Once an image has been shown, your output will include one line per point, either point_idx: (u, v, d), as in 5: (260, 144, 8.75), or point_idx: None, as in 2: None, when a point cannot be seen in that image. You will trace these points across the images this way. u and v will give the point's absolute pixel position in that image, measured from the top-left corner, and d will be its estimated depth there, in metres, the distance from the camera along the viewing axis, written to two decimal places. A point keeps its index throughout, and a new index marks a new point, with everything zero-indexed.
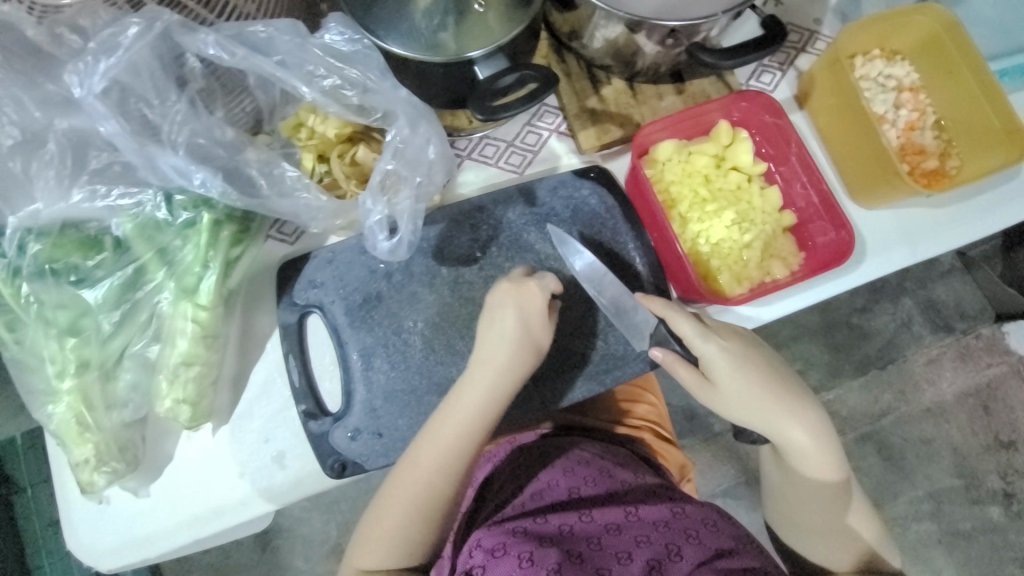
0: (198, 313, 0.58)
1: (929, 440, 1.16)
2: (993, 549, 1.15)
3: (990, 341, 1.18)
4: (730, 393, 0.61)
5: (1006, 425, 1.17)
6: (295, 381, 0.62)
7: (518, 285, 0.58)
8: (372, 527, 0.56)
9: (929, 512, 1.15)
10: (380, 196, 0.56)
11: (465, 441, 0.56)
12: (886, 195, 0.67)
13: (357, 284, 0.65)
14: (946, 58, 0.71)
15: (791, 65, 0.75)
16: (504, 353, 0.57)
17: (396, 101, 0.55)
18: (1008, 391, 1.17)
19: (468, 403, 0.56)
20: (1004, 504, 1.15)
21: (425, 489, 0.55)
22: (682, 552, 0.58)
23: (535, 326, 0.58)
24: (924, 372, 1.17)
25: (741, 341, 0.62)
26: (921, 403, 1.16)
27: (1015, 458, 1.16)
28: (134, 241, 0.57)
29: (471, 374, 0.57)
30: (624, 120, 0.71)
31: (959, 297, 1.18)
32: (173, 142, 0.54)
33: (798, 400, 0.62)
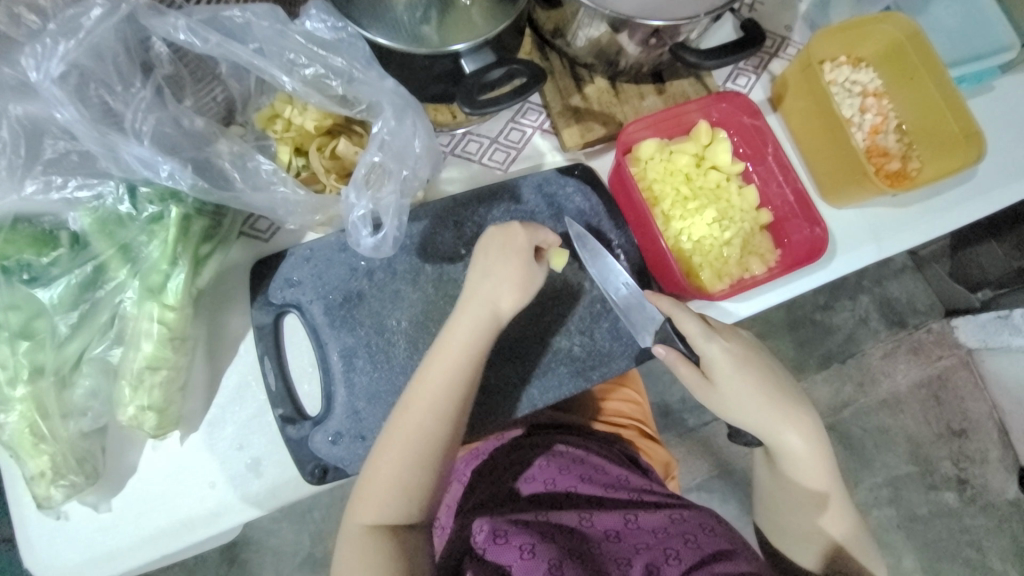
0: (165, 313, 0.54)
1: (886, 430, 1.22)
2: (947, 532, 1.22)
3: (939, 335, 1.24)
4: (730, 393, 0.61)
5: (956, 414, 1.24)
6: (271, 384, 0.60)
7: (503, 227, 0.58)
8: (371, 480, 0.54)
9: (889, 498, 1.21)
10: (364, 189, 0.54)
11: (454, 381, 0.55)
12: (855, 195, 0.70)
13: (337, 282, 0.63)
14: (907, 65, 0.75)
15: (765, 69, 0.77)
16: (494, 291, 0.57)
17: (381, 93, 0.53)
18: (958, 382, 1.24)
19: (458, 341, 0.56)
20: (956, 489, 1.23)
21: (421, 430, 0.54)
22: (679, 557, 0.59)
23: (521, 259, 0.58)
24: (881, 365, 1.23)
25: (744, 345, 0.63)
26: (878, 395, 1.22)
27: (965, 445, 1.24)
28: (94, 236, 0.53)
29: (459, 314, 0.57)
30: (608, 118, 0.71)
31: (912, 294, 1.25)
32: (136, 131, 0.51)
33: (795, 405, 0.63)
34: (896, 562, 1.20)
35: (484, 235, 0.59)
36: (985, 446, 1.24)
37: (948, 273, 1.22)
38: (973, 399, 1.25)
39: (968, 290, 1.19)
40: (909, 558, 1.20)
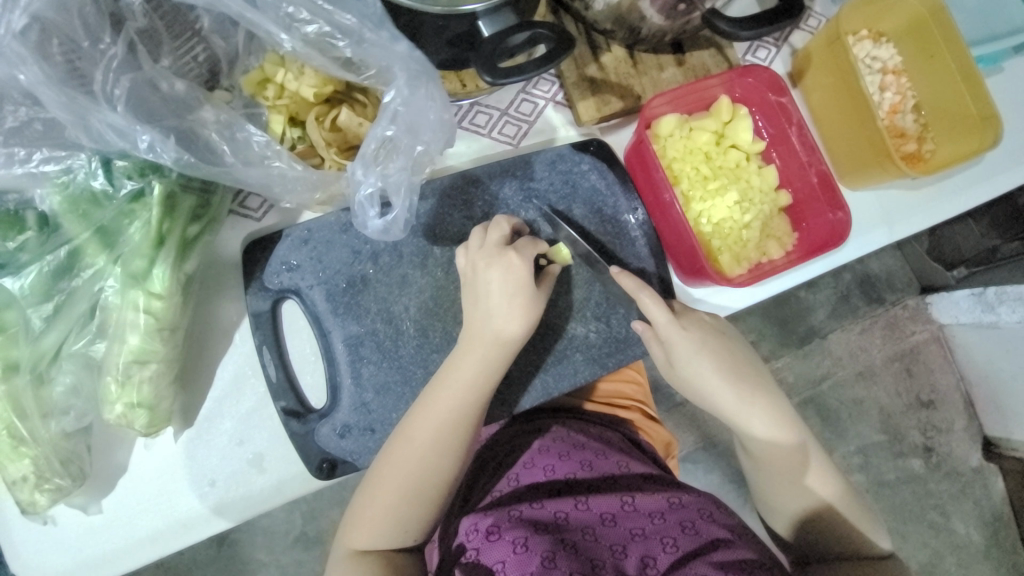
0: (150, 302, 0.49)
1: (860, 402, 1.27)
2: (913, 496, 1.29)
3: (914, 311, 1.28)
4: (691, 376, 0.60)
5: (926, 386, 1.29)
6: (272, 376, 0.56)
7: (500, 257, 0.55)
8: (367, 506, 0.54)
9: (859, 465, 1.26)
10: (372, 165, 0.49)
11: (462, 411, 0.54)
12: (876, 178, 0.68)
13: (339, 267, 0.58)
14: (931, 42, 0.72)
15: (786, 42, 0.74)
16: (494, 324, 0.55)
17: (392, 58, 0.48)
18: (929, 356, 1.29)
19: (463, 379, 0.54)
20: (923, 457, 1.29)
21: (423, 461, 0.53)
22: (676, 544, 0.56)
23: (522, 298, 0.55)
24: (858, 341, 1.26)
25: (705, 327, 0.61)
26: (854, 368, 1.26)
27: (933, 415, 1.30)
28: (65, 217, 0.47)
29: (464, 351, 0.55)
30: (624, 91, 0.67)
31: (891, 271, 1.27)
32: (108, 95, 0.45)
33: (755, 382, 0.61)
34: None
35: (474, 262, 0.56)
36: (952, 416, 1.30)
37: (926, 251, 1.24)
38: (943, 372, 1.30)
39: (945, 268, 1.22)
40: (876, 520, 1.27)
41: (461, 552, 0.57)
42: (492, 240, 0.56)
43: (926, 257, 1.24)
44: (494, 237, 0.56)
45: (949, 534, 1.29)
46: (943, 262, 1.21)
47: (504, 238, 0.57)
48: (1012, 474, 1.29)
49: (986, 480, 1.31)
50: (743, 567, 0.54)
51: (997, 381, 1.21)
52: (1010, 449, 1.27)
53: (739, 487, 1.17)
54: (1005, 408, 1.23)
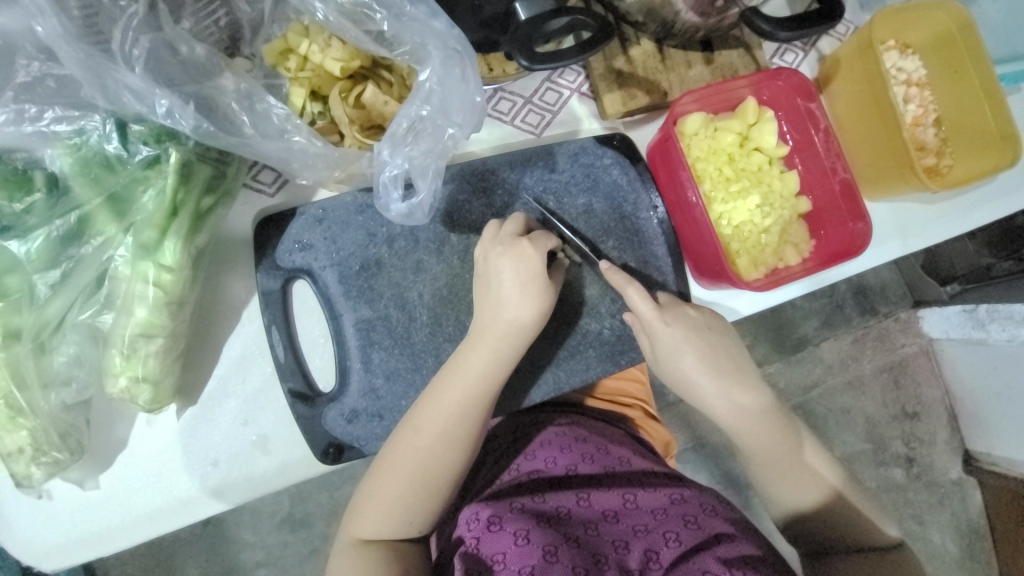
0: (160, 275, 0.47)
1: (847, 410, 1.28)
2: (892, 505, 1.31)
3: (905, 323, 1.30)
4: (672, 368, 0.60)
5: (912, 398, 1.31)
6: (280, 357, 0.54)
7: (512, 245, 0.54)
8: (372, 495, 0.53)
9: None
10: (400, 146, 0.48)
11: (469, 402, 0.53)
12: (896, 190, 0.68)
13: (353, 249, 0.57)
14: (957, 56, 0.73)
15: (813, 47, 0.73)
16: (507, 315, 0.54)
17: (427, 36, 0.46)
18: (917, 368, 1.31)
19: (472, 370, 0.53)
20: (905, 467, 1.31)
21: (429, 453, 0.52)
22: (680, 538, 0.56)
23: (536, 288, 0.54)
24: (851, 351, 1.28)
25: (690, 320, 0.60)
26: (845, 377, 1.28)
27: (917, 427, 1.32)
28: (74, 180, 0.45)
29: (472, 341, 0.54)
30: (652, 86, 0.66)
31: (886, 283, 1.29)
32: (126, 55, 0.42)
33: (740, 373, 0.61)
34: None
35: (487, 251, 0.55)
36: (935, 429, 1.33)
37: (922, 265, 1.25)
38: (930, 385, 1.32)
39: (939, 282, 1.22)
40: None
41: (461, 543, 0.56)
42: (504, 231, 0.56)
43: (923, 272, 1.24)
44: (505, 227, 0.56)
45: (925, 543, 1.32)
46: (939, 278, 1.22)
47: (519, 229, 0.56)
48: (989, 488, 1.32)
49: (963, 493, 1.34)
50: (745, 562, 0.54)
51: (981, 397, 1.24)
52: (990, 464, 1.29)
53: (725, 488, 1.18)
54: (986, 423, 1.26)
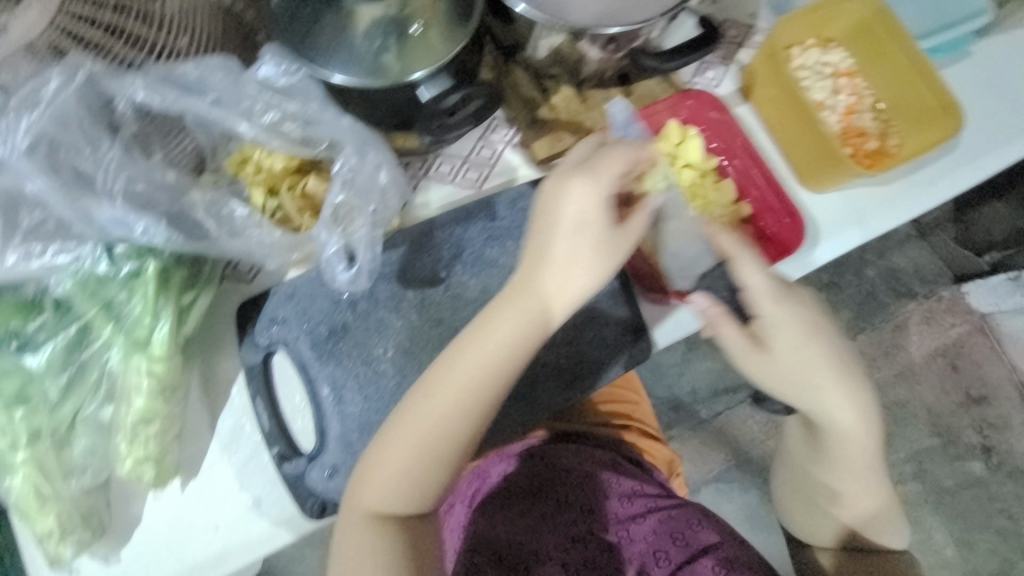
0: (152, 366, 0.55)
1: (902, 404, 1.24)
2: (977, 504, 1.21)
3: (951, 302, 1.26)
4: (786, 362, 0.57)
5: (975, 381, 1.24)
6: (265, 424, 0.61)
7: (565, 186, 0.52)
8: (379, 468, 0.52)
9: (913, 473, 1.22)
10: (334, 228, 0.58)
11: (492, 371, 0.52)
12: (834, 178, 0.70)
13: (321, 316, 0.63)
14: (879, 42, 0.74)
15: (732, 60, 0.77)
16: (546, 274, 0.52)
17: (339, 131, 0.58)
18: (975, 349, 1.24)
19: (494, 338, 0.52)
20: (983, 458, 1.22)
21: (442, 422, 0.51)
22: (668, 556, 0.66)
23: (616, 239, 0.53)
24: (894, 339, 1.25)
25: (809, 310, 0.57)
26: (892, 368, 1.25)
27: (987, 412, 1.23)
28: (77, 299, 0.55)
29: (501, 305, 0.53)
30: (576, 126, 0.71)
31: (919, 262, 1.28)
32: (108, 190, 0.52)
33: (861, 376, 0.58)
34: (926, 539, 1.20)
35: (550, 193, 0.53)
36: (1007, 411, 1.23)
37: (955, 238, 1.28)
38: (994, 365, 1.24)
39: (976, 254, 1.25)
40: (940, 535, 1.20)
41: None
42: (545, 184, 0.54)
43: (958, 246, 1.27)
44: (544, 182, 0.54)
45: None
46: (975, 248, 1.25)
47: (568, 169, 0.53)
48: None
49: None
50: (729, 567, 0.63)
51: None
52: None
53: None
54: None
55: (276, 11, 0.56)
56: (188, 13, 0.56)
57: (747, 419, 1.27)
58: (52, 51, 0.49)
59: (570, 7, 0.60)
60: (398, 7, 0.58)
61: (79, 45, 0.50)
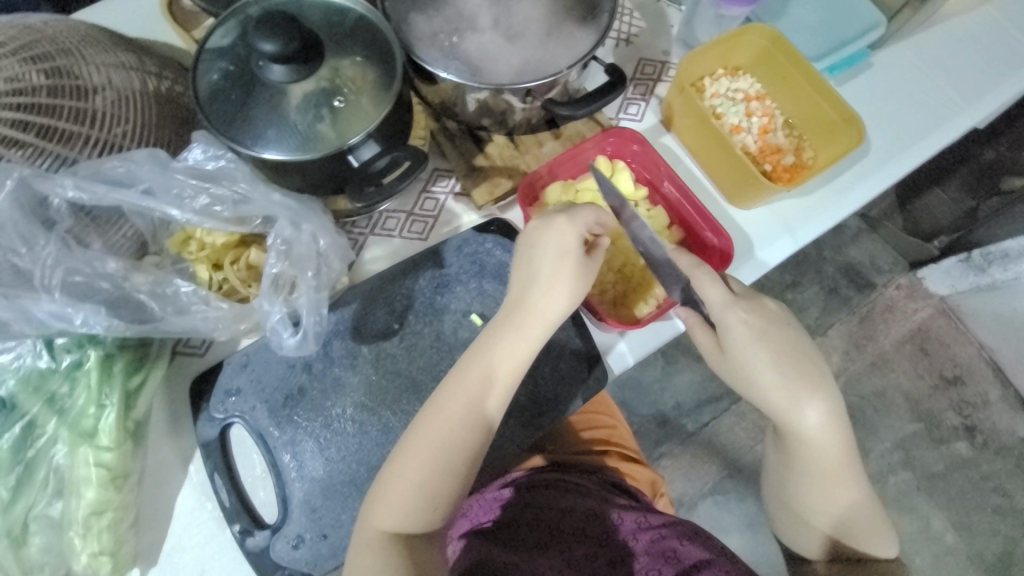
0: (101, 455, 0.55)
1: (881, 394, 1.29)
2: (969, 482, 1.26)
3: (910, 289, 1.33)
4: (749, 366, 0.59)
5: (947, 363, 1.31)
6: (225, 501, 0.60)
7: (551, 221, 0.58)
8: (393, 486, 0.53)
9: (902, 461, 1.26)
10: (276, 297, 0.60)
11: (493, 386, 0.55)
12: (757, 196, 0.74)
13: (276, 382, 0.64)
14: (779, 67, 0.80)
15: (652, 95, 0.82)
16: (546, 291, 0.57)
17: (272, 206, 0.61)
18: (941, 331, 1.32)
19: (496, 352, 0.56)
20: (968, 438, 1.28)
21: (451, 439, 0.54)
22: (659, 572, 0.64)
23: (591, 261, 0.58)
24: (863, 331, 1.31)
25: (767, 314, 0.60)
26: (867, 359, 1.31)
27: (964, 391, 1.31)
28: (21, 396, 0.55)
29: (501, 324, 0.57)
30: (512, 171, 0.75)
31: (874, 253, 1.35)
32: (46, 285, 0.53)
33: (825, 380, 0.60)
34: (925, 525, 1.24)
35: (531, 227, 0.59)
36: (984, 389, 1.30)
37: (903, 228, 1.30)
38: (961, 345, 1.32)
39: (924, 241, 1.28)
40: (938, 519, 1.24)
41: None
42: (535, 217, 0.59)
43: (906, 235, 1.30)
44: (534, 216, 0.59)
45: None
46: (921, 236, 1.28)
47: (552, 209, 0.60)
48: None
49: None
50: None
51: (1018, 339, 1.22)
52: None
53: None
54: None
55: (207, 97, 0.58)
56: (119, 104, 0.60)
57: (735, 426, 1.28)
58: None
59: (487, 67, 0.64)
60: (327, 79, 0.60)
61: (16, 150, 0.54)
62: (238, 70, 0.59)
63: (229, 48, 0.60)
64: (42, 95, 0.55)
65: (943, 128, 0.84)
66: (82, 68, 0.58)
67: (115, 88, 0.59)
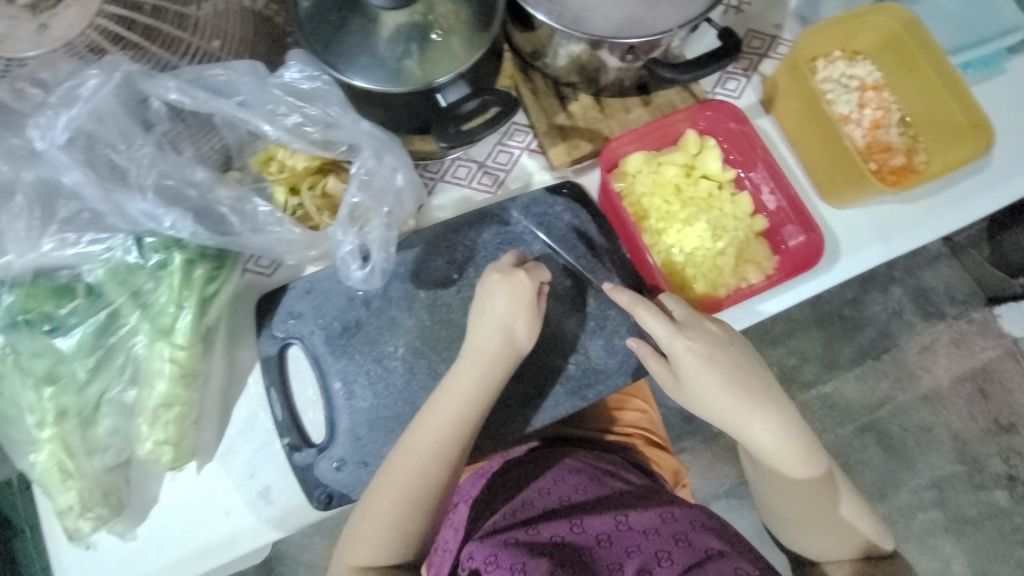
0: (175, 352, 0.58)
1: (927, 428, 1.21)
2: (999, 532, 1.20)
3: (982, 325, 1.23)
4: (702, 392, 0.61)
5: (1004, 408, 1.22)
6: (278, 414, 0.63)
7: (508, 275, 0.60)
8: (361, 524, 0.56)
9: (934, 500, 1.20)
10: (349, 228, 0.60)
11: (461, 423, 0.58)
12: (858, 196, 0.68)
13: (336, 311, 0.65)
14: (908, 56, 0.72)
15: (755, 72, 0.76)
16: (484, 342, 0.59)
17: (357, 134, 0.59)
18: (1005, 373, 1.23)
19: (460, 391, 0.59)
20: (1008, 488, 1.21)
21: (417, 476, 0.57)
22: (672, 558, 0.58)
23: (526, 314, 0.60)
24: (919, 360, 1.23)
25: (707, 334, 0.61)
26: (917, 392, 1.22)
27: (1016, 440, 1.21)
28: (107, 285, 0.58)
29: (458, 369, 0.60)
30: (593, 135, 0.72)
31: (950, 283, 1.25)
32: (140, 184, 0.55)
33: (775, 394, 0.62)
34: (943, 567, 1.19)
35: (489, 277, 0.60)
36: None
37: (987, 259, 1.21)
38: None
39: (1009, 276, 1.19)
40: (958, 562, 1.19)
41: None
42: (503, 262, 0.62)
43: (994, 269, 1.21)
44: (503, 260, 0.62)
45: None
46: (1007, 270, 1.19)
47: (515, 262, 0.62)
48: None
49: None
50: None
51: None
52: None
53: None
54: None
55: (305, 16, 0.57)
56: (217, 15, 0.60)
57: None
58: (93, 51, 0.56)
59: (591, 17, 0.60)
60: (420, 13, 0.58)
61: (119, 47, 0.56)
62: None
63: None
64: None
65: None
66: None
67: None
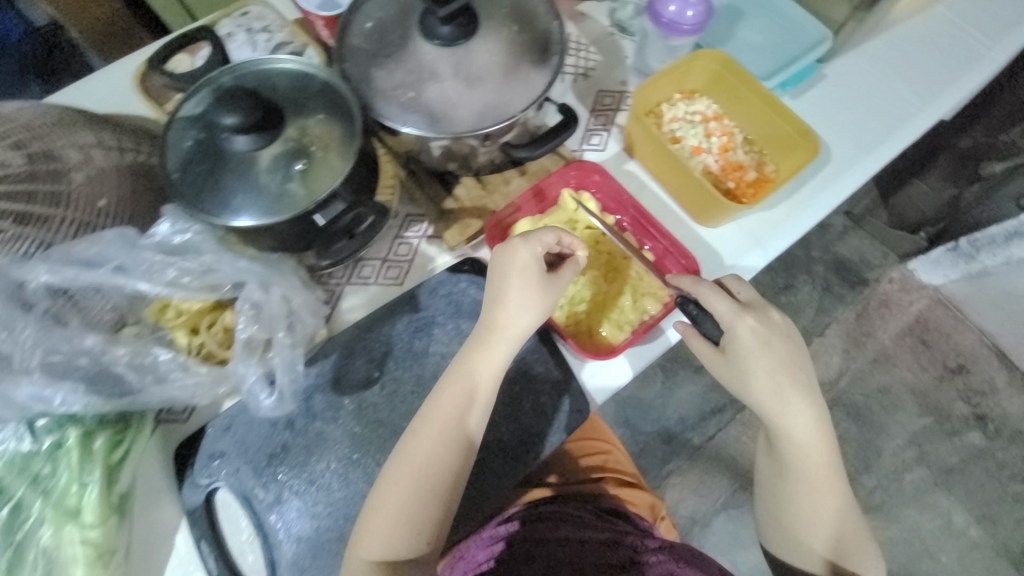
0: (86, 533, 0.55)
1: (886, 390, 1.28)
2: (987, 474, 1.23)
3: (903, 282, 1.33)
4: (750, 366, 0.62)
5: (949, 352, 1.30)
6: (212, 568, 0.60)
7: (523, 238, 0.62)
8: (377, 512, 0.58)
9: (915, 458, 1.24)
10: (250, 359, 0.62)
11: (474, 401, 0.60)
12: (723, 215, 0.75)
13: (260, 442, 0.64)
14: (733, 86, 0.83)
15: (613, 124, 0.85)
16: (504, 316, 0.61)
17: (239, 272, 0.63)
18: (939, 322, 1.32)
19: (478, 370, 0.61)
20: (980, 427, 1.26)
21: (433, 461, 0.59)
22: None
23: (536, 284, 0.61)
24: (861, 327, 1.31)
25: (772, 324, 0.63)
26: (867, 356, 1.30)
27: (970, 379, 1.29)
28: (6, 480, 0.55)
29: (478, 343, 0.62)
30: (482, 211, 0.76)
31: (862, 250, 1.36)
32: (26, 367, 0.54)
33: (814, 392, 0.64)
34: (946, 522, 1.21)
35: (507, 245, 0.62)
36: (989, 375, 1.28)
37: (887, 221, 1.36)
38: (961, 333, 1.32)
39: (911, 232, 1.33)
40: (958, 513, 1.21)
41: None
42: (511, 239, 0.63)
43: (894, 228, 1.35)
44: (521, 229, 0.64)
45: None
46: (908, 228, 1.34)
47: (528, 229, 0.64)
48: None
49: None
50: None
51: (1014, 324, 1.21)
52: None
53: None
54: None
55: (179, 166, 0.61)
56: (92, 184, 0.62)
57: (741, 437, 1.27)
58: None
59: (449, 113, 0.66)
60: (296, 137, 0.62)
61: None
62: (207, 140, 0.61)
63: (200, 115, 0.63)
64: (20, 182, 0.58)
65: (903, 131, 0.86)
66: (59, 152, 0.61)
67: (87, 169, 0.62)
